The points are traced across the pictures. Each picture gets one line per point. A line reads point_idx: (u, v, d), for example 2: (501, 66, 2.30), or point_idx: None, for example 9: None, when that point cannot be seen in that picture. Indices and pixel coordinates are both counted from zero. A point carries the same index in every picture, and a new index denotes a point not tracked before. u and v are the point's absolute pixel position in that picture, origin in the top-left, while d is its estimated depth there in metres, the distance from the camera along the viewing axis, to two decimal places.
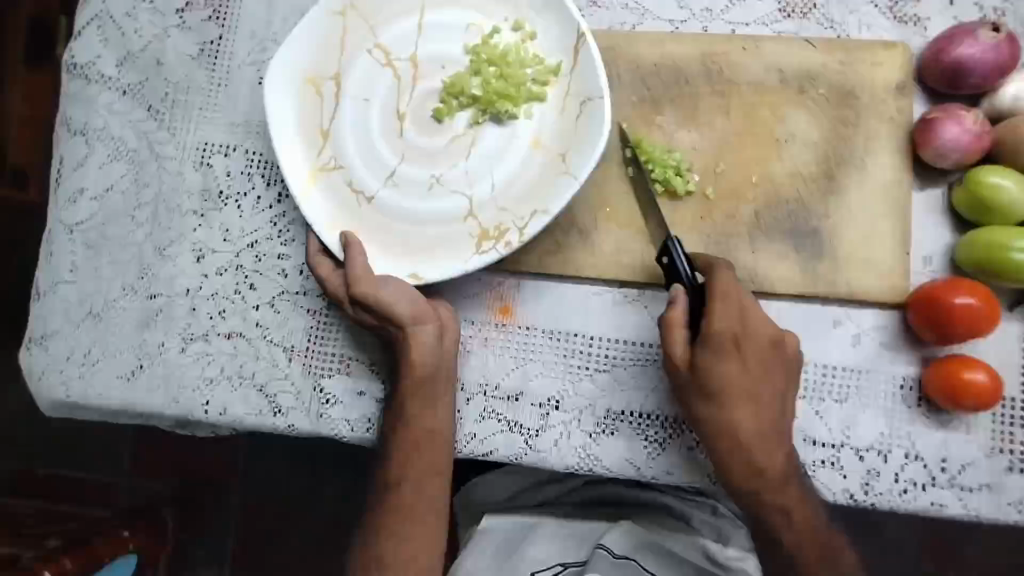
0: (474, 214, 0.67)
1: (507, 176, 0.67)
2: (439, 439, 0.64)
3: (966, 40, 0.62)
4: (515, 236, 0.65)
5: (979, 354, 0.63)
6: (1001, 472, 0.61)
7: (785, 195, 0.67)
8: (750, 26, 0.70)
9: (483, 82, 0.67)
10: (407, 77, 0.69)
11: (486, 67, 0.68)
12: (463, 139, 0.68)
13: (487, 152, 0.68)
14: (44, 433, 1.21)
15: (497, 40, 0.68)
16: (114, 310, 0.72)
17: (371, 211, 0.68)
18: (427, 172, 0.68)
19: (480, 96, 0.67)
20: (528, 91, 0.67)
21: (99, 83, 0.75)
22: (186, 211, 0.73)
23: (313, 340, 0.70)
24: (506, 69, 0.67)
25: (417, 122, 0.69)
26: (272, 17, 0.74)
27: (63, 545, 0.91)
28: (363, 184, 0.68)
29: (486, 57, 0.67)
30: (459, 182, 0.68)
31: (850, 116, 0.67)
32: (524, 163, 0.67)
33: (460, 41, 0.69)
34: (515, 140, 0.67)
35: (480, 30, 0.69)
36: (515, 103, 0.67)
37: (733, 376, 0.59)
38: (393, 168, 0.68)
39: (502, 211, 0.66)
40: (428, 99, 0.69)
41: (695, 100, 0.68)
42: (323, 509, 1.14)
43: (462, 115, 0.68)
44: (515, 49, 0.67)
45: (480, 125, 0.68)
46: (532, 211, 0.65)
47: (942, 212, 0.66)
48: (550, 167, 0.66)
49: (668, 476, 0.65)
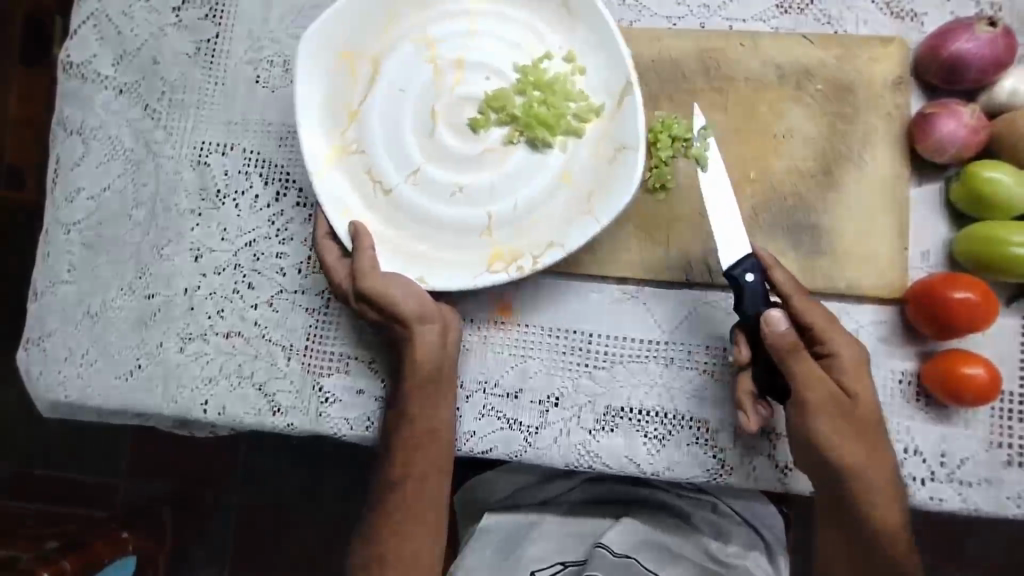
0: (492, 231, 0.67)
1: (531, 199, 0.67)
2: (441, 437, 0.64)
3: (964, 34, 0.62)
4: (528, 263, 0.64)
5: (978, 349, 0.64)
6: (1001, 466, 0.61)
7: (783, 191, 0.67)
8: (747, 22, 0.70)
9: (527, 103, 0.67)
10: (448, 76, 0.68)
11: (531, 89, 0.67)
12: (496, 152, 0.68)
13: (513, 172, 0.67)
14: (41, 433, 1.20)
15: (546, 65, 0.68)
16: (112, 310, 0.72)
17: (387, 203, 0.68)
18: (452, 177, 0.68)
19: (520, 117, 0.67)
20: (568, 125, 0.67)
21: (95, 82, 0.75)
22: (183, 210, 0.73)
23: (312, 339, 0.69)
24: (552, 97, 0.67)
25: (451, 123, 0.68)
26: (269, 15, 0.74)
27: (63, 548, 0.90)
28: (383, 174, 0.68)
29: (533, 80, 0.67)
30: (481, 195, 0.67)
31: (848, 111, 0.67)
32: (546, 191, 0.67)
33: (510, 56, 0.68)
34: (543, 169, 0.67)
35: (531, 51, 0.68)
36: (552, 131, 0.67)
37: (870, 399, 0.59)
38: (417, 167, 0.68)
39: (521, 233, 0.66)
40: (465, 107, 0.68)
41: (694, 97, 0.68)
42: (324, 508, 1.14)
43: (498, 130, 0.68)
44: (562, 80, 0.67)
45: (513, 144, 0.68)
46: (548, 244, 0.65)
47: (938, 207, 0.66)
48: (574, 204, 0.66)
49: (669, 472, 0.64)
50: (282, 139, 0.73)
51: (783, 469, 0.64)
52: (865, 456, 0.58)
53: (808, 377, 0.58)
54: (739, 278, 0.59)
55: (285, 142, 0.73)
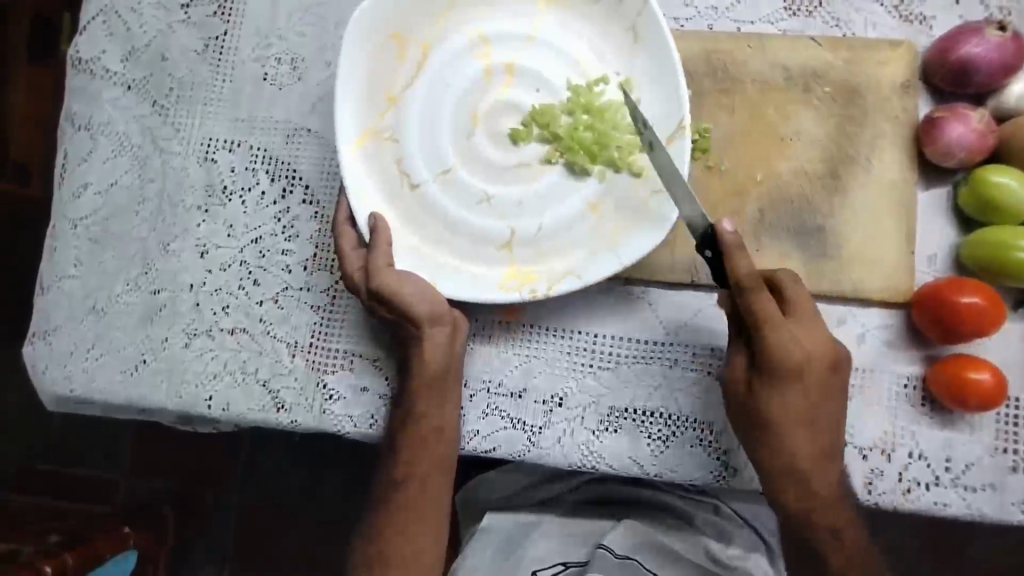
0: (512, 246, 0.66)
1: (557, 222, 0.66)
2: (445, 436, 0.64)
3: (973, 38, 0.62)
4: (542, 288, 0.64)
5: (983, 353, 0.63)
6: (1006, 471, 0.61)
7: (789, 193, 0.66)
8: (755, 24, 0.70)
9: (573, 125, 0.67)
10: (498, 80, 0.68)
11: (581, 111, 0.67)
12: (530, 168, 0.67)
13: (544, 191, 0.67)
14: (44, 429, 1.21)
15: (601, 89, 0.68)
16: (118, 306, 0.72)
17: (410, 197, 0.67)
18: (481, 185, 0.67)
19: (564, 138, 0.67)
20: (610, 156, 0.66)
21: (103, 78, 0.75)
22: (190, 206, 0.73)
23: (316, 336, 0.70)
24: (600, 124, 0.66)
25: (490, 132, 0.68)
26: (277, 12, 0.74)
27: (65, 543, 0.90)
28: (412, 168, 0.68)
29: (584, 102, 0.66)
30: (509, 207, 0.67)
31: (856, 114, 0.66)
32: (574, 217, 0.66)
33: (565, 73, 0.68)
34: (574, 193, 0.67)
35: (587, 72, 0.68)
36: (593, 159, 0.67)
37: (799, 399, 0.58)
38: (449, 167, 0.67)
39: (541, 255, 0.66)
40: (509, 116, 0.68)
41: (702, 98, 0.68)
42: (326, 506, 1.14)
43: (538, 145, 0.68)
44: (614, 108, 0.66)
45: (550, 163, 0.67)
46: (565, 272, 0.65)
47: (945, 211, 0.66)
48: (597, 236, 0.66)
49: (671, 473, 0.64)
50: (289, 137, 0.73)
51: None
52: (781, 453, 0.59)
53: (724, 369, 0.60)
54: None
55: (293, 139, 0.73)
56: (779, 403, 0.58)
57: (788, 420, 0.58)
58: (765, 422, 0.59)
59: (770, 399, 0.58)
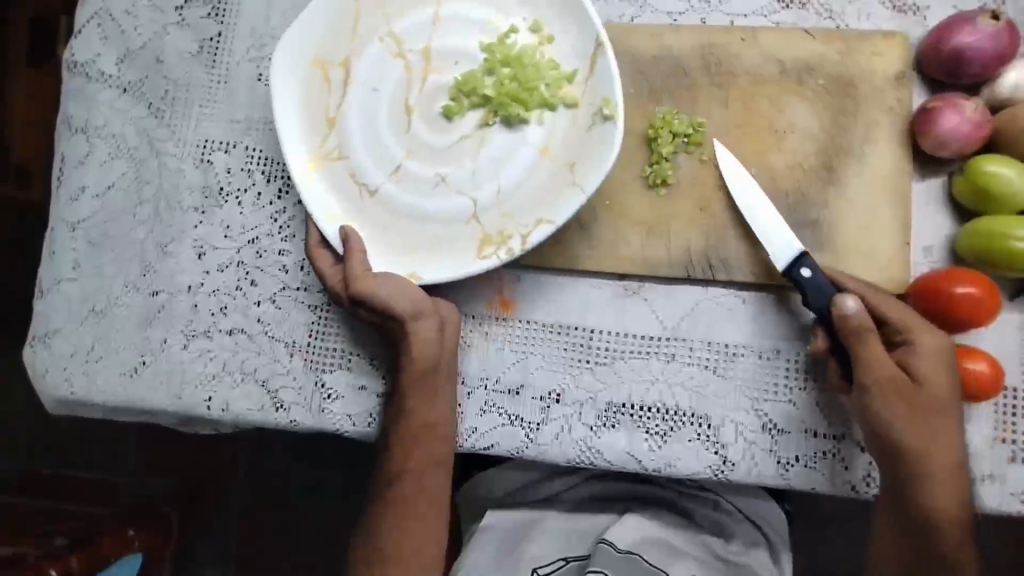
0: (477, 217, 0.66)
1: (514, 180, 0.66)
2: (438, 433, 0.64)
3: (965, 28, 0.62)
4: (517, 243, 0.64)
5: (981, 344, 0.63)
6: (1005, 463, 0.61)
7: (784, 187, 0.66)
8: (748, 17, 0.70)
9: (498, 82, 0.67)
10: (418, 70, 0.68)
11: (500, 67, 0.67)
12: (470, 139, 0.68)
13: (495, 155, 0.67)
14: (47, 431, 1.21)
15: (513, 40, 0.68)
16: (117, 308, 0.72)
17: (373, 205, 0.67)
18: (434, 170, 0.67)
19: (493, 97, 0.67)
20: (541, 97, 0.66)
21: (99, 81, 0.76)
22: (187, 207, 0.73)
23: (313, 336, 0.70)
24: (522, 72, 0.66)
25: (426, 117, 0.68)
26: (271, 13, 0.75)
27: (69, 544, 0.91)
28: (365, 175, 0.68)
29: (501, 56, 0.67)
30: (463, 183, 0.67)
31: (850, 106, 0.66)
32: (530, 168, 0.66)
33: (476, 36, 0.68)
34: (522, 144, 0.67)
35: (496, 26, 0.68)
36: (526, 107, 0.67)
37: (942, 435, 0.57)
38: (399, 164, 0.68)
39: (507, 214, 0.66)
40: (438, 96, 0.68)
41: (694, 91, 0.68)
42: (326, 508, 1.14)
43: (472, 114, 0.68)
44: (529, 51, 0.66)
45: (489, 125, 0.67)
46: (536, 220, 0.64)
47: (941, 201, 0.66)
48: (558, 176, 0.65)
49: (670, 468, 0.64)
50: None
51: (784, 466, 0.63)
52: (928, 446, 0.57)
53: (873, 364, 0.57)
54: (791, 273, 0.62)
55: None
56: (937, 392, 0.57)
57: (932, 455, 0.57)
58: (922, 404, 0.57)
59: (909, 428, 0.57)
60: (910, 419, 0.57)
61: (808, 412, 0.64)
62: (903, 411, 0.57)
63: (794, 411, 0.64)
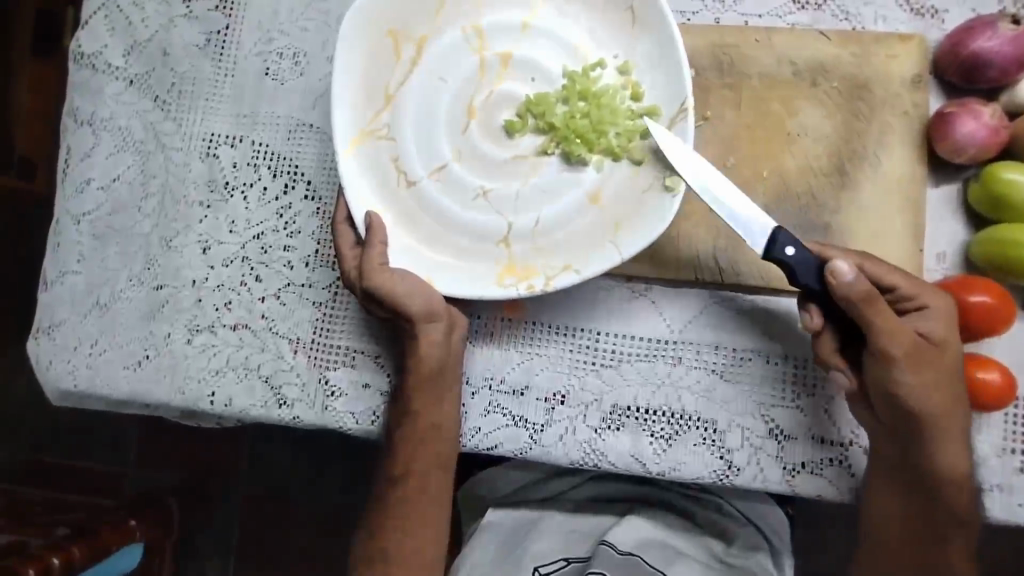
0: (509, 241, 0.66)
1: (557, 218, 0.66)
2: (443, 433, 0.64)
3: (985, 32, 0.61)
4: (539, 282, 0.62)
5: (991, 353, 0.62)
6: (1013, 473, 0.60)
7: (796, 189, 0.66)
8: (762, 18, 0.69)
9: (568, 114, 0.65)
10: (492, 74, 0.67)
11: (577, 98, 0.65)
12: (527, 161, 0.67)
13: (543, 184, 0.66)
14: (50, 420, 1.22)
15: (597, 74, 0.67)
16: (121, 301, 0.72)
17: (406, 196, 0.67)
18: (478, 180, 0.67)
19: (558, 127, 0.65)
20: (608, 143, 0.65)
21: (106, 73, 0.75)
22: (192, 202, 0.73)
23: (318, 332, 0.69)
24: (597, 113, 0.65)
25: (485, 124, 0.67)
26: (279, 7, 0.74)
27: (73, 534, 0.91)
28: (408, 166, 0.67)
29: (580, 89, 0.65)
30: (504, 202, 0.66)
31: (864, 109, 0.65)
32: (575, 211, 0.66)
33: (561, 60, 0.67)
34: (575, 186, 0.66)
35: (584, 57, 0.67)
36: (590, 148, 0.65)
37: (951, 395, 0.57)
38: (444, 163, 0.67)
39: (539, 249, 0.65)
40: (503, 108, 0.67)
41: (706, 93, 0.68)
42: (326, 501, 1.14)
43: (534, 137, 0.67)
44: (609, 93, 0.65)
45: (547, 154, 0.67)
46: (564, 265, 0.63)
47: (955, 207, 0.65)
48: (598, 227, 0.65)
49: (675, 472, 0.64)
50: (291, 132, 0.72)
51: (790, 472, 0.63)
52: (947, 412, 0.57)
53: (894, 335, 0.56)
54: (774, 254, 0.58)
55: (295, 134, 0.72)
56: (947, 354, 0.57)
57: (946, 425, 0.57)
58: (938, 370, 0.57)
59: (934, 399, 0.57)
60: (935, 390, 0.57)
61: (813, 417, 0.63)
62: (929, 377, 0.56)
63: (801, 416, 0.63)
